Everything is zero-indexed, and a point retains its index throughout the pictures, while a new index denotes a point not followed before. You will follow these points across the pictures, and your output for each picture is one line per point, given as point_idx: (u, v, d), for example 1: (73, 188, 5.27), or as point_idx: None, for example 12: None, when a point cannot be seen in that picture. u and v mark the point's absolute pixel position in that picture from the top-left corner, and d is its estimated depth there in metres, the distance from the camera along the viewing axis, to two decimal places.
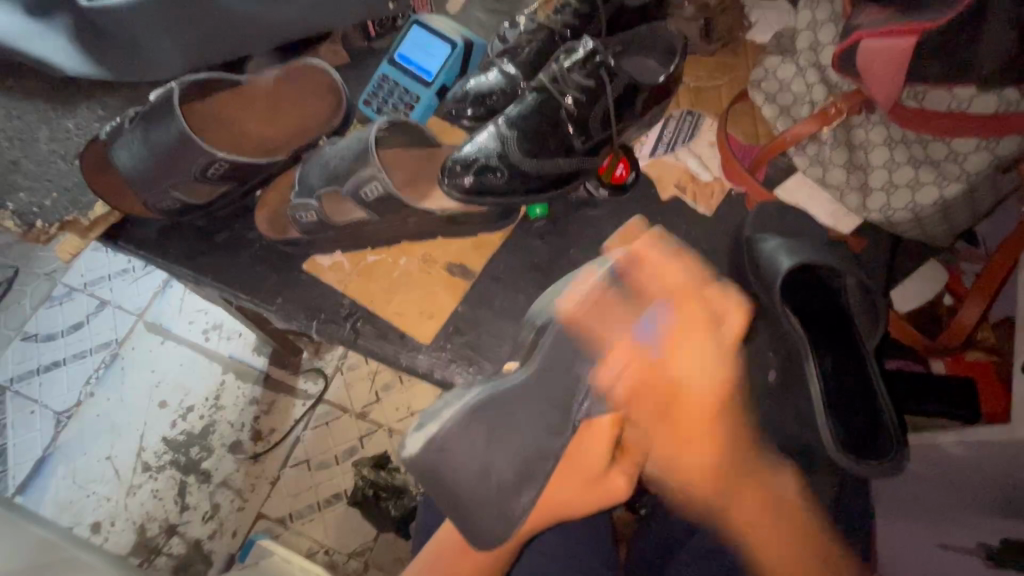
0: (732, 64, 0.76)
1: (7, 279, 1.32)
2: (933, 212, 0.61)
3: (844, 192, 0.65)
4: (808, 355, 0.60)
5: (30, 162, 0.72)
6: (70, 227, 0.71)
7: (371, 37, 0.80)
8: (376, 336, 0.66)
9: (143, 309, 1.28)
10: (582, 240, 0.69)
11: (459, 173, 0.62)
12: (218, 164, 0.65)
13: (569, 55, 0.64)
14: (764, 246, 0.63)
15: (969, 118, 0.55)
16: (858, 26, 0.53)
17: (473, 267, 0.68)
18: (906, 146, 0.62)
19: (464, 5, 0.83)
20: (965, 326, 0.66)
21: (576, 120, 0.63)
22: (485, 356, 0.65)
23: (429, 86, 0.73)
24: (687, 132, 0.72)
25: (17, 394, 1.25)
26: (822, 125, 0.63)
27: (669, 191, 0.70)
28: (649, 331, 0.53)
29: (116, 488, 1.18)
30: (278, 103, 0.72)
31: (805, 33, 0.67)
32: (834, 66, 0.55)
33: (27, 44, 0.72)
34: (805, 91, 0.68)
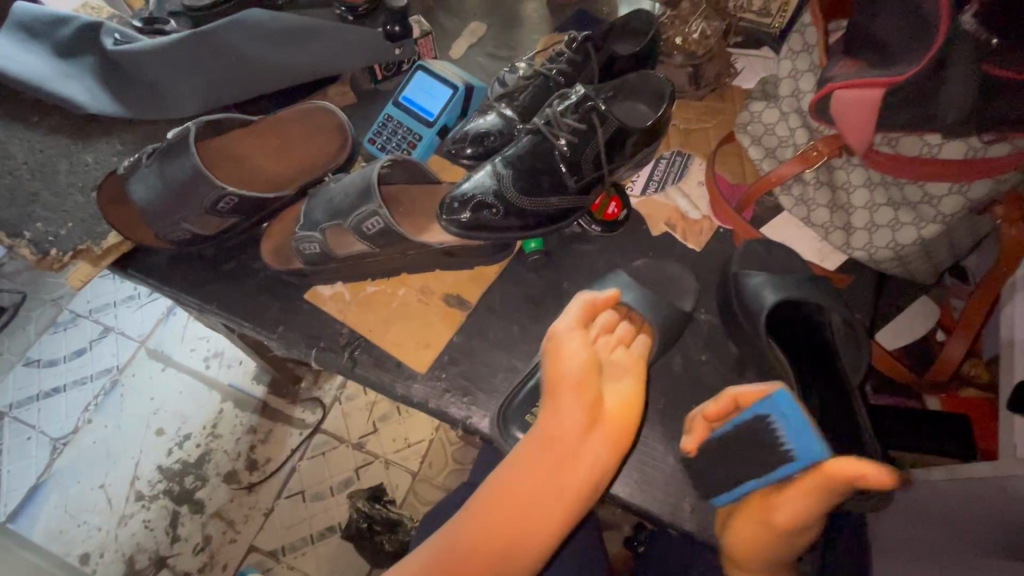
0: (720, 108, 0.80)
1: (15, 304, 1.35)
2: (913, 250, 0.64)
3: (828, 231, 0.69)
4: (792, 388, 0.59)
5: (48, 194, 0.75)
6: (83, 255, 0.73)
7: (378, 80, 0.85)
8: (373, 364, 0.67)
9: (145, 335, 1.30)
10: (575, 273, 0.71)
11: (456, 210, 0.65)
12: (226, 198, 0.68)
13: (562, 100, 0.68)
14: (748, 281, 0.64)
15: (941, 163, 0.58)
16: (832, 77, 0.57)
17: (470, 299, 0.70)
18: (885, 188, 0.64)
19: (465, 52, 0.88)
20: (949, 362, 0.67)
21: (569, 161, 0.67)
22: (479, 386, 0.66)
23: (431, 126, 0.77)
24: (677, 172, 0.76)
25: (16, 419, 1.25)
26: (804, 167, 0.64)
27: (659, 227, 0.72)
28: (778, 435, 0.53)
29: (108, 517, 1.17)
30: (289, 150, 0.77)
31: (787, 80, 0.71)
32: (812, 111, 0.59)
33: (55, 86, 0.77)
34: (789, 135, 0.72)
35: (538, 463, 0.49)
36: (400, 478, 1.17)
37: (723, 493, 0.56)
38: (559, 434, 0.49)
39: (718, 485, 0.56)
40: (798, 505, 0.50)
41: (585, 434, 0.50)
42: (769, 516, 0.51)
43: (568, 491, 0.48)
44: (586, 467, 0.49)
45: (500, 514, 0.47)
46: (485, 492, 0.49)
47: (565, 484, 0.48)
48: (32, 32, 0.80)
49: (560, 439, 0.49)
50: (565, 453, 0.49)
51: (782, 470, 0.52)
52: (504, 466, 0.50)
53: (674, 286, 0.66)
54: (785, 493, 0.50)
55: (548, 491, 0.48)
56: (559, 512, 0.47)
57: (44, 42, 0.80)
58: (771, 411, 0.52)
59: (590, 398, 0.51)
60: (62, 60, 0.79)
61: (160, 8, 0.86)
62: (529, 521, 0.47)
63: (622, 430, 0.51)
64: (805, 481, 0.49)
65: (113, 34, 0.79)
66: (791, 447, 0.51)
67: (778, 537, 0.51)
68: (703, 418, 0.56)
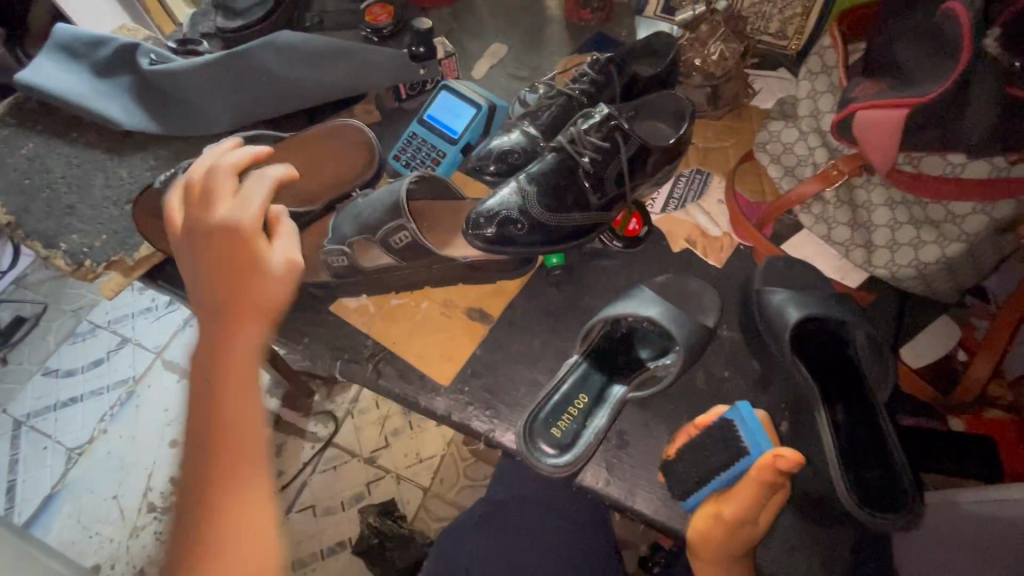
0: (738, 127, 0.82)
1: (37, 314, 1.38)
2: (936, 269, 0.64)
3: (849, 248, 0.69)
4: (818, 405, 0.59)
5: (83, 207, 0.77)
6: (115, 267, 0.75)
7: (402, 98, 0.87)
8: (396, 376, 0.68)
9: (162, 346, 1.32)
10: (596, 288, 0.72)
11: (482, 225, 0.67)
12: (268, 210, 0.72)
13: (586, 119, 0.69)
14: (770, 299, 0.64)
15: (964, 184, 0.58)
16: (854, 98, 0.58)
17: (492, 312, 0.71)
18: (906, 207, 0.65)
19: (488, 72, 0.90)
20: (976, 380, 0.66)
21: (592, 177, 0.68)
22: (502, 399, 0.66)
23: (455, 143, 0.78)
24: (696, 190, 0.77)
25: (33, 428, 1.27)
26: (825, 185, 0.65)
27: (679, 244, 0.73)
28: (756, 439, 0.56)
29: (120, 529, 1.17)
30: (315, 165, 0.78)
31: (806, 101, 0.72)
32: (835, 131, 0.59)
33: (91, 103, 0.80)
34: (807, 154, 0.73)
35: (226, 441, 0.45)
36: (412, 493, 1.17)
37: (691, 497, 0.57)
38: (239, 390, 0.47)
39: (691, 486, 0.57)
40: (744, 498, 0.53)
41: (235, 366, 0.47)
42: (720, 510, 0.55)
43: (240, 454, 0.45)
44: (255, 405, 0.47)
45: (224, 547, 0.42)
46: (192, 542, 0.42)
47: (245, 451, 0.45)
48: (72, 52, 0.84)
49: (229, 399, 0.46)
50: (230, 414, 0.46)
51: (739, 464, 0.56)
52: (196, 474, 0.44)
53: (698, 302, 0.66)
54: (740, 492, 0.53)
55: (227, 478, 0.44)
56: (254, 477, 0.45)
57: (83, 62, 0.84)
58: (735, 417, 0.56)
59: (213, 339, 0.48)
60: (99, 78, 0.83)
61: (194, 30, 0.89)
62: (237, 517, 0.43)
63: (246, 355, 0.48)
64: (752, 472, 0.53)
65: (150, 55, 0.83)
66: (745, 445, 0.56)
67: (727, 530, 0.54)
68: (690, 425, 0.58)
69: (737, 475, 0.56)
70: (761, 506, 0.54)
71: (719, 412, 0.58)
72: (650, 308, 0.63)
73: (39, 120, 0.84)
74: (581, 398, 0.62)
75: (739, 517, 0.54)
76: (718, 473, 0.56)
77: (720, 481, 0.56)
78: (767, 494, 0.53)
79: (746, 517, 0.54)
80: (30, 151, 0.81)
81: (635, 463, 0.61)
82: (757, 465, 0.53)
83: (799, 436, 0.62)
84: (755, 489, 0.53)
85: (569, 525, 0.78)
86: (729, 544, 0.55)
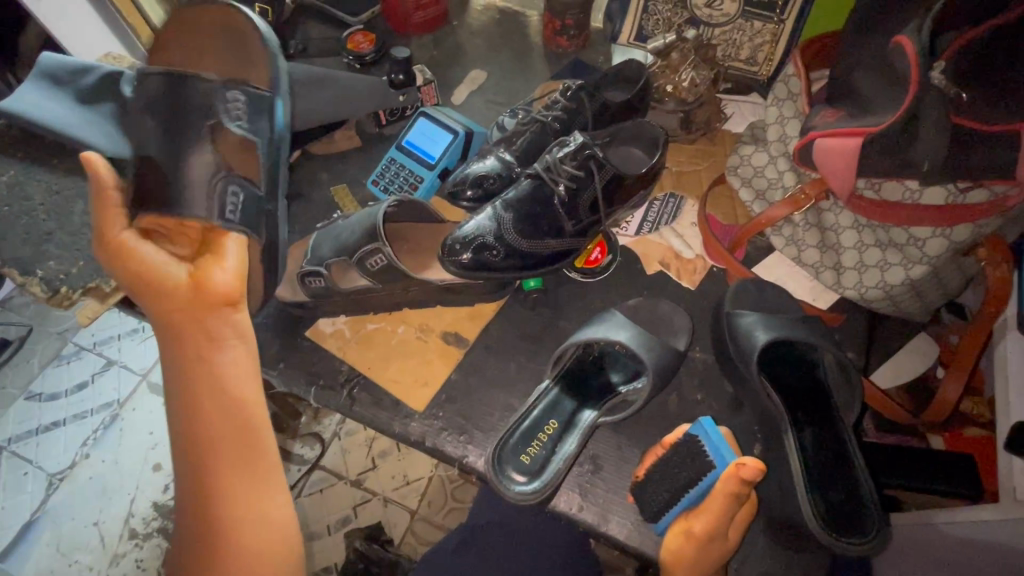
0: (711, 151, 0.84)
1: (21, 337, 1.36)
2: (902, 289, 0.65)
3: (819, 270, 0.71)
4: (787, 429, 0.59)
5: (61, 233, 0.75)
6: (92, 293, 0.73)
7: (383, 124, 0.88)
8: (371, 402, 0.68)
9: (147, 369, 1.31)
10: (571, 311, 0.72)
11: (458, 251, 0.67)
12: (224, 93, 0.60)
13: (562, 147, 0.70)
14: (740, 320, 0.65)
15: (921, 209, 0.59)
16: (814, 127, 0.60)
17: (468, 336, 0.71)
18: (872, 230, 0.66)
19: (467, 97, 0.92)
20: (947, 402, 0.67)
21: (567, 205, 0.69)
22: (476, 425, 0.66)
23: (432, 168, 0.80)
24: (670, 213, 0.78)
25: (13, 454, 1.25)
26: (794, 210, 0.66)
27: (654, 266, 0.74)
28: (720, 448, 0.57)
29: (100, 557, 1.15)
30: (193, 34, 0.65)
31: (774, 126, 0.74)
32: (797, 159, 0.61)
33: (75, 131, 0.77)
34: (777, 178, 0.74)
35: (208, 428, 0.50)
36: (398, 516, 1.15)
37: (662, 517, 0.57)
38: (225, 397, 0.51)
39: (659, 506, 0.57)
40: (712, 511, 0.54)
41: (214, 392, 0.51)
42: (690, 526, 0.55)
43: (233, 438, 0.50)
44: (254, 404, 0.52)
45: (229, 527, 0.48)
46: (201, 548, 0.47)
47: (237, 437, 0.50)
48: (55, 79, 0.81)
49: (231, 400, 0.51)
50: (213, 412, 0.50)
51: (706, 478, 0.56)
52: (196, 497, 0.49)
53: (670, 326, 0.67)
54: (709, 505, 0.54)
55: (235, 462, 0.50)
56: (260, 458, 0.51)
57: (68, 89, 0.81)
58: (697, 432, 0.57)
59: (183, 357, 0.52)
60: (86, 106, 0.80)
61: None
62: (243, 485, 0.49)
63: (225, 362, 0.53)
64: (718, 484, 0.54)
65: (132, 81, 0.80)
66: (711, 459, 0.56)
67: (699, 548, 0.54)
68: (659, 445, 0.59)
69: (705, 491, 0.57)
70: (730, 519, 0.55)
71: (683, 428, 0.59)
72: (621, 332, 0.63)
73: (19, 147, 0.81)
74: (552, 424, 0.63)
75: (710, 532, 0.54)
76: (688, 489, 0.57)
77: (689, 498, 0.57)
78: (734, 507, 0.54)
79: (717, 532, 0.55)
80: (11, 177, 0.79)
81: (610, 490, 0.61)
82: (723, 476, 0.54)
83: (771, 457, 0.62)
84: (722, 503, 0.54)
85: (546, 551, 0.77)
86: (705, 563, 0.55)
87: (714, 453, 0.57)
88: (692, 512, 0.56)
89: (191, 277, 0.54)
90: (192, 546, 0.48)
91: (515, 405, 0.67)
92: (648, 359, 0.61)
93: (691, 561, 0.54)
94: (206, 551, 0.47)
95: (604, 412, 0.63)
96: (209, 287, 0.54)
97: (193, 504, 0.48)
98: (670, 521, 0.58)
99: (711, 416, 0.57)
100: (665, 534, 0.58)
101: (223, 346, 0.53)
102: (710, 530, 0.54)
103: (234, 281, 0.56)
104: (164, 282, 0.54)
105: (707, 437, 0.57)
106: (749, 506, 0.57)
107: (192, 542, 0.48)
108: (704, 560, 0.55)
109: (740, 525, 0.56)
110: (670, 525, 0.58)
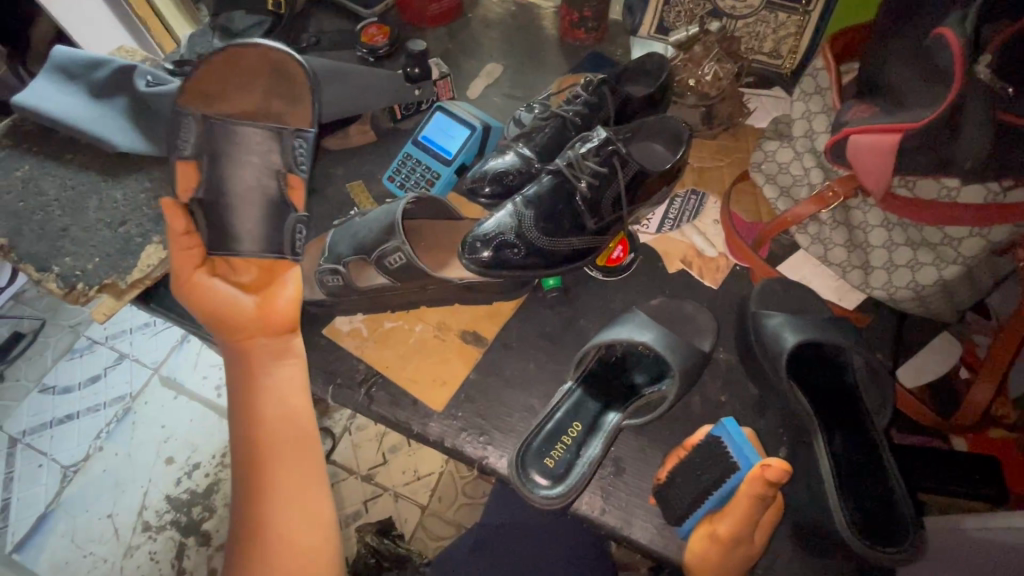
0: (733, 147, 0.82)
1: (35, 330, 1.37)
2: (934, 290, 0.64)
3: (846, 269, 0.69)
4: (817, 433, 0.58)
5: (77, 229, 0.74)
6: (108, 289, 0.72)
7: (397, 119, 0.86)
8: (389, 402, 0.67)
9: (160, 363, 1.32)
10: (591, 310, 0.71)
11: (478, 249, 0.66)
12: (291, 142, 0.64)
13: (584, 142, 0.69)
14: (767, 322, 0.63)
15: (959, 207, 0.57)
16: (846, 123, 0.58)
17: (486, 335, 0.70)
18: (903, 228, 0.64)
19: (483, 91, 0.90)
20: (976, 407, 0.66)
21: (590, 202, 0.68)
22: (494, 425, 0.65)
23: (449, 164, 0.78)
24: (691, 211, 0.77)
25: (28, 446, 1.25)
26: (821, 207, 0.64)
27: (676, 264, 0.73)
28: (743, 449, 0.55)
29: (114, 549, 1.16)
30: (224, 75, 0.62)
31: (800, 121, 0.72)
32: (829, 156, 0.60)
33: (88, 125, 0.77)
34: (803, 175, 0.72)
35: (263, 433, 0.55)
36: (410, 511, 1.15)
37: (686, 520, 0.56)
38: (284, 402, 0.58)
39: (684, 510, 0.56)
40: (737, 513, 0.52)
41: (272, 401, 0.58)
42: (714, 529, 0.54)
43: (285, 444, 0.55)
44: (305, 412, 0.58)
45: (273, 526, 0.52)
46: (244, 533, 0.52)
47: (289, 440, 0.56)
48: (69, 74, 0.80)
49: (288, 407, 0.58)
50: (271, 417, 0.56)
51: (730, 480, 0.55)
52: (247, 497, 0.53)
53: (693, 326, 0.66)
54: (734, 506, 0.53)
55: (284, 467, 0.54)
56: (307, 465, 0.55)
57: (81, 83, 0.80)
58: (720, 433, 0.56)
59: (248, 365, 0.60)
60: (99, 100, 0.79)
61: (191, 51, 0.88)
62: (285, 482, 0.54)
63: (284, 371, 0.60)
64: (742, 487, 0.52)
65: (146, 76, 0.80)
66: (735, 461, 0.55)
67: (723, 551, 0.53)
68: (681, 447, 0.58)
69: (729, 493, 0.56)
70: (755, 524, 0.53)
71: (705, 429, 0.58)
72: (643, 332, 0.62)
73: (34, 142, 0.80)
74: (576, 427, 0.62)
75: (734, 535, 0.53)
76: (711, 492, 0.56)
77: (713, 501, 0.56)
78: (759, 510, 0.52)
79: (742, 536, 0.53)
80: (26, 172, 0.77)
81: (632, 493, 0.60)
82: (746, 479, 0.52)
83: (798, 462, 0.61)
84: (746, 505, 0.52)
85: (561, 551, 0.77)
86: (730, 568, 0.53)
87: (738, 454, 0.55)
88: (717, 515, 0.55)
89: (255, 305, 0.63)
90: (240, 531, 0.52)
91: (534, 406, 0.66)
92: (673, 360, 0.60)
93: (716, 564, 0.53)
94: (247, 536, 0.52)
95: (627, 414, 0.62)
96: (273, 312, 0.62)
97: (241, 493, 0.54)
98: (694, 525, 0.56)
99: (735, 416, 0.56)
100: (690, 537, 0.56)
101: (283, 361, 0.61)
102: (735, 532, 0.52)
103: (289, 307, 0.63)
104: (232, 307, 0.62)
105: (732, 438, 0.56)
106: (774, 509, 0.55)
107: (241, 539, 0.52)
108: (729, 563, 0.53)
109: (764, 528, 0.55)
110: (693, 528, 0.56)
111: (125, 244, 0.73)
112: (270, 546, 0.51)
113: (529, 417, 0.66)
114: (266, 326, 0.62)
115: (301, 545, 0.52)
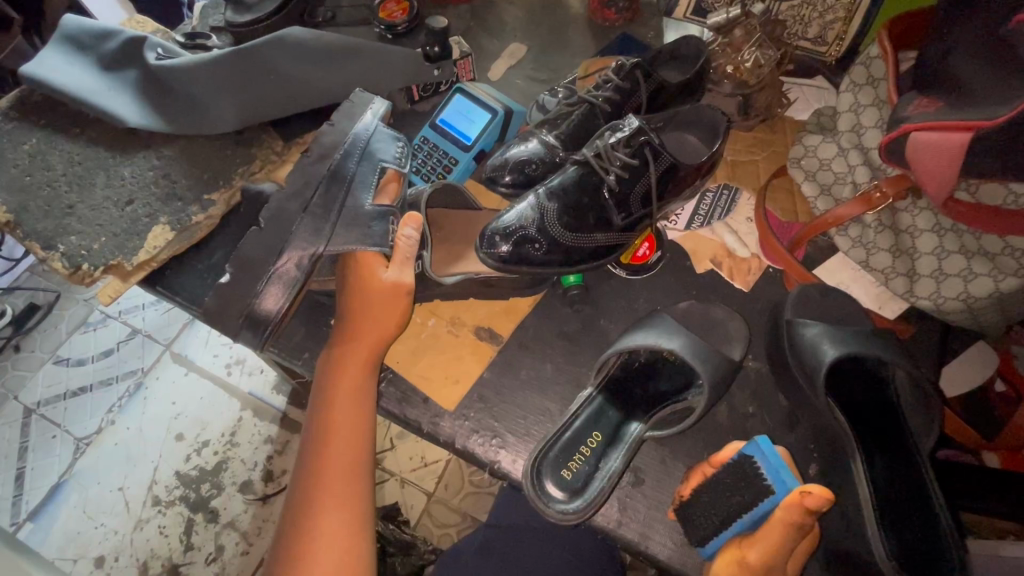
0: (770, 140, 0.77)
1: (49, 302, 1.36)
2: (988, 303, 0.59)
3: (889, 277, 0.64)
4: (855, 454, 0.55)
5: (84, 207, 0.71)
6: (114, 270, 0.70)
7: (415, 100, 0.83)
8: (398, 399, 0.64)
9: (171, 340, 1.31)
10: (613, 310, 0.67)
11: (497, 243, 0.63)
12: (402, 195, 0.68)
13: (613, 132, 0.64)
14: (803, 332, 0.59)
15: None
16: (906, 118, 0.52)
17: (501, 332, 0.66)
18: (957, 234, 0.59)
19: (505, 73, 0.86)
20: None
21: (617, 195, 0.64)
22: (508, 427, 0.62)
23: (468, 150, 0.74)
24: (723, 209, 0.72)
25: (42, 417, 1.26)
26: (866, 210, 0.59)
27: (704, 264, 0.68)
28: (777, 470, 0.52)
29: (125, 522, 1.16)
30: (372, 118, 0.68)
31: (847, 114, 0.66)
32: (881, 153, 0.55)
33: (95, 97, 0.73)
34: (847, 172, 0.67)
35: (328, 442, 0.56)
36: (415, 498, 1.14)
37: (710, 541, 0.53)
38: (349, 422, 0.57)
39: (708, 531, 0.53)
40: (771, 540, 0.49)
41: (341, 412, 0.57)
42: (744, 556, 0.50)
43: (344, 458, 0.56)
44: (368, 425, 0.58)
45: (319, 534, 0.53)
46: (293, 540, 0.53)
47: (348, 454, 0.56)
48: (79, 44, 0.78)
49: (353, 419, 0.57)
50: (340, 428, 0.56)
51: (762, 504, 0.52)
52: (302, 497, 0.54)
53: (724, 333, 0.62)
54: (766, 532, 0.50)
55: (339, 479, 0.55)
56: (359, 480, 0.56)
57: (91, 54, 0.77)
58: (754, 452, 0.52)
59: (334, 368, 0.59)
60: (110, 72, 0.76)
61: (204, 24, 0.84)
62: (337, 494, 0.54)
63: (357, 388, 0.58)
64: (777, 513, 0.49)
65: (156, 49, 0.77)
66: (769, 482, 0.52)
67: None
68: (708, 462, 0.54)
69: (759, 517, 0.53)
70: (788, 553, 0.50)
71: (736, 446, 0.54)
72: (671, 340, 0.60)
73: (40, 114, 0.76)
74: (595, 437, 0.60)
75: (765, 563, 0.50)
76: (740, 513, 0.53)
77: (742, 523, 0.53)
78: (794, 537, 0.49)
79: (773, 564, 0.50)
80: (33, 146, 0.74)
81: (651, 506, 0.57)
82: (782, 505, 0.49)
83: (830, 481, 0.57)
84: (781, 532, 0.49)
85: (569, 559, 0.74)
86: None
87: (772, 475, 0.52)
88: (749, 541, 0.51)
89: (354, 313, 0.60)
90: (291, 529, 0.54)
91: (549, 408, 0.63)
92: (699, 363, 0.58)
93: None
94: (297, 538, 0.53)
95: (650, 426, 0.60)
96: (373, 319, 0.60)
97: (294, 501, 0.55)
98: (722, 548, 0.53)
99: (769, 434, 0.52)
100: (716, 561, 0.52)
101: (361, 369, 0.59)
102: (767, 560, 0.49)
103: (387, 317, 0.60)
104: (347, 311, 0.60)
105: (766, 459, 0.52)
106: (811, 536, 0.51)
107: (291, 535, 0.54)
108: None
109: (798, 556, 0.51)
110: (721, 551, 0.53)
111: (132, 224, 0.71)
112: (312, 549, 0.52)
113: (546, 420, 0.62)
114: (364, 341, 0.60)
115: (342, 558, 0.53)
